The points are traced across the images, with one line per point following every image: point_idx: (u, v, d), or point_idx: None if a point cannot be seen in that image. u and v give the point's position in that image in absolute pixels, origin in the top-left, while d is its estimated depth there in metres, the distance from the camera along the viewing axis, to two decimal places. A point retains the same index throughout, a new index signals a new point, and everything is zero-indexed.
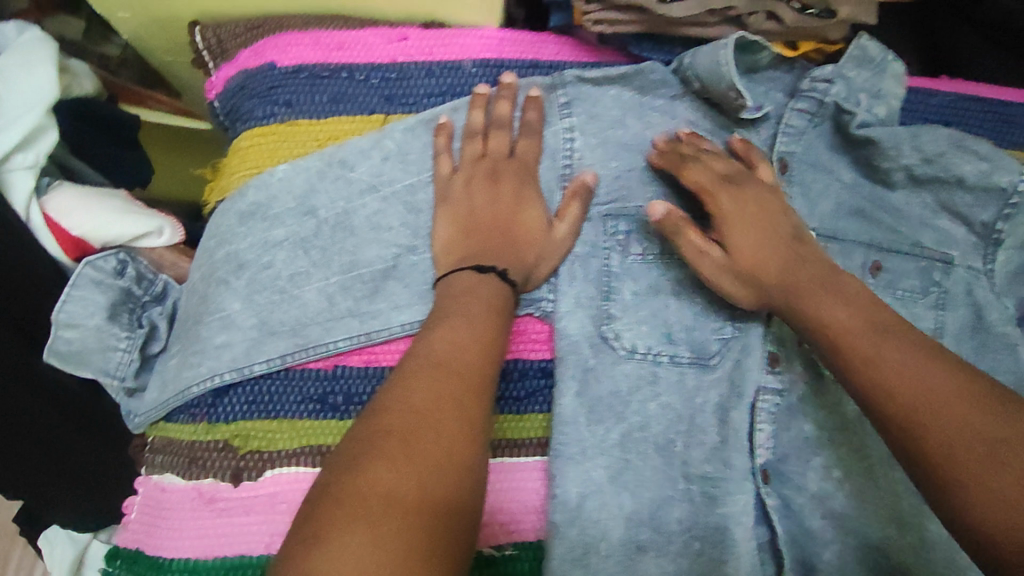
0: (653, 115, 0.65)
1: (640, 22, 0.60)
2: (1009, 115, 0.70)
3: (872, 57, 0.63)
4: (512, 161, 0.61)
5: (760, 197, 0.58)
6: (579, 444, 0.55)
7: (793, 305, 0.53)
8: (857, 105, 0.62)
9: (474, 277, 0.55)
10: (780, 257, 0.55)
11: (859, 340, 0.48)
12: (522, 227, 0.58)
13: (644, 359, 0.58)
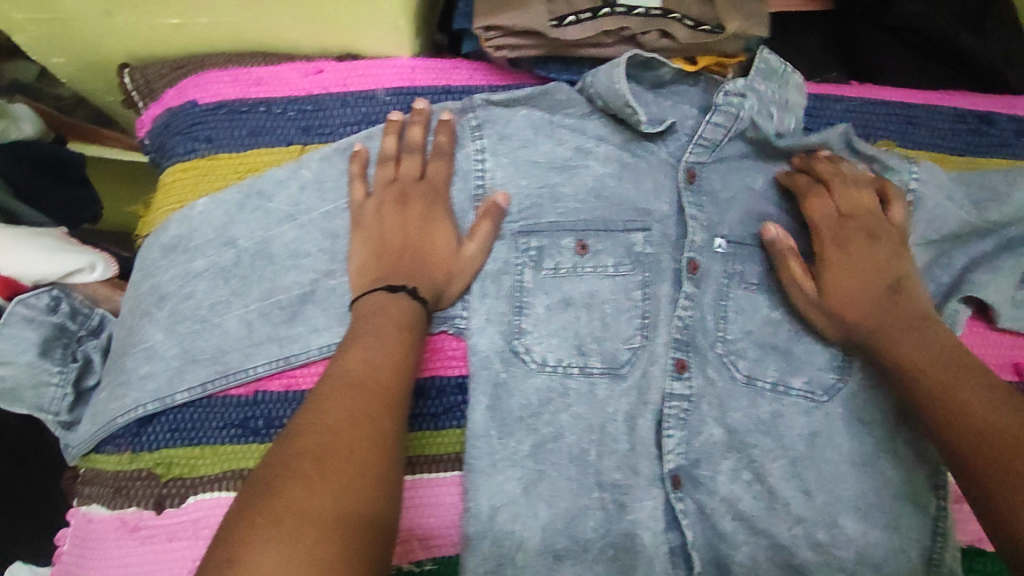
0: (563, 132, 0.67)
1: (540, 46, 0.63)
2: (912, 116, 0.73)
3: (775, 69, 0.65)
4: (422, 184, 0.62)
5: (855, 221, 0.64)
6: (490, 456, 0.58)
7: (877, 334, 0.60)
8: (769, 119, 0.65)
9: (386, 297, 0.56)
10: (862, 286, 0.62)
11: (934, 376, 0.54)
12: (430, 247, 0.60)
13: (554, 371, 0.60)
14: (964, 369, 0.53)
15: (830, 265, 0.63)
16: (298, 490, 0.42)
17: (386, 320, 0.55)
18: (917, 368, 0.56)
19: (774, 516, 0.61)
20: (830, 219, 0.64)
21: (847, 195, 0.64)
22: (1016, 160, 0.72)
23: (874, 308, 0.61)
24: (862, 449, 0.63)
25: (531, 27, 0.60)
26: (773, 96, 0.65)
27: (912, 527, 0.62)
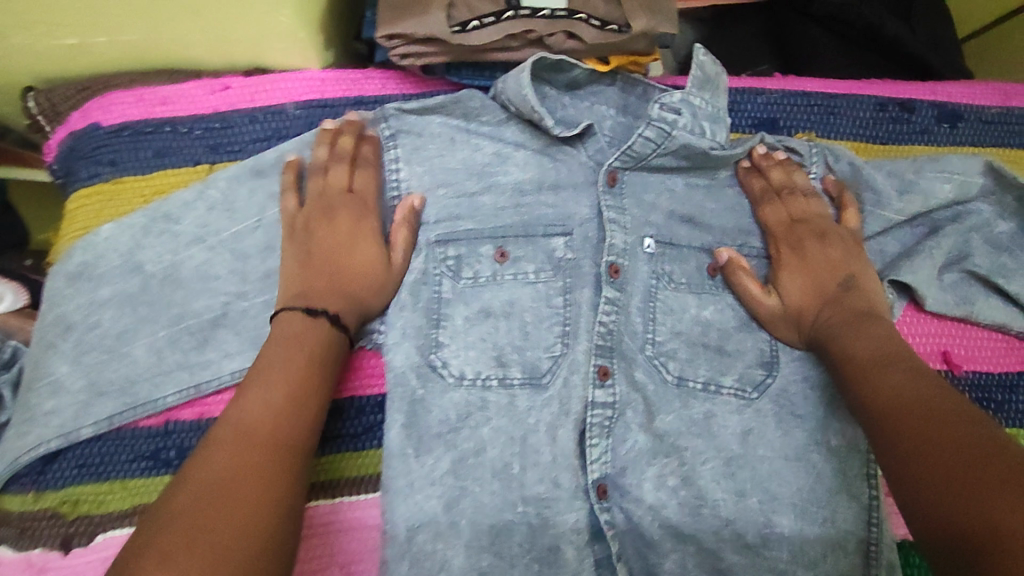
0: (480, 139, 0.65)
1: (445, 53, 0.63)
2: (834, 106, 0.73)
3: (709, 78, 0.65)
4: (349, 195, 0.62)
5: (808, 219, 0.67)
6: (408, 476, 0.57)
7: (818, 328, 0.63)
8: (703, 134, 0.64)
9: (302, 322, 0.55)
10: (810, 280, 0.65)
11: (859, 365, 0.57)
12: (353, 259, 0.60)
13: (473, 385, 0.60)
14: (885, 357, 0.56)
15: (784, 262, 0.67)
16: (179, 549, 0.38)
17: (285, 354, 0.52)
18: (849, 359, 0.58)
19: (705, 519, 0.60)
20: (784, 216, 0.68)
21: (795, 193, 0.68)
22: (939, 148, 0.72)
23: (817, 303, 0.64)
24: (793, 443, 0.62)
25: (432, 35, 0.60)
26: (706, 108, 0.65)
27: (849, 520, 0.60)
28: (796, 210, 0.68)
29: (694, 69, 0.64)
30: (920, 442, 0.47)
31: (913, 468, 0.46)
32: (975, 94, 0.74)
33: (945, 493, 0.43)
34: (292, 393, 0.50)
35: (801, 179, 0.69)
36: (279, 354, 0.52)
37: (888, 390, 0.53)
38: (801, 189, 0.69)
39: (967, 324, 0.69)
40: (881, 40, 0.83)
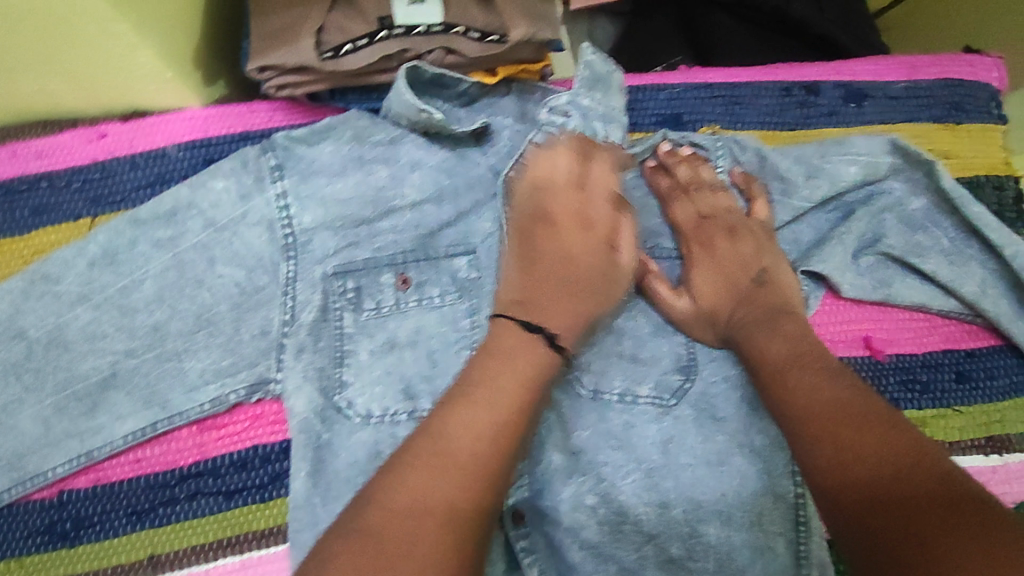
0: (374, 165, 0.62)
1: (322, 80, 0.60)
2: (738, 96, 0.72)
3: (599, 75, 0.63)
4: (577, 183, 0.60)
5: (713, 214, 0.66)
6: (314, 527, 0.54)
7: (731, 328, 0.62)
8: (596, 134, 0.62)
9: (522, 336, 0.52)
10: (720, 277, 0.64)
11: (773, 365, 0.56)
12: (583, 259, 0.58)
13: (380, 423, 0.57)
14: (801, 357, 0.55)
15: (696, 262, 0.65)
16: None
17: (512, 367, 0.50)
18: (764, 359, 0.57)
19: (627, 535, 0.59)
20: (692, 214, 0.66)
21: (701, 189, 0.67)
22: (847, 129, 0.71)
23: (732, 300, 0.63)
24: (715, 447, 0.61)
25: (301, 62, 0.57)
26: (596, 108, 0.63)
27: (775, 520, 0.59)
28: (703, 207, 0.66)
29: (581, 69, 0.63)
30: (835, 442, 0.46)
31: (828, 468, 0.46)
32: (881, 71, 0.73)
33: (858, 497, 0.43)
34: (509, 413, 0.48)
35: (706, 173, 0.67)
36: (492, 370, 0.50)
37: (801, 390, 0.52)
38: (707, 183, 0.67)
39: (889, 307, 0.68)
40: (789, 22, 0.81)
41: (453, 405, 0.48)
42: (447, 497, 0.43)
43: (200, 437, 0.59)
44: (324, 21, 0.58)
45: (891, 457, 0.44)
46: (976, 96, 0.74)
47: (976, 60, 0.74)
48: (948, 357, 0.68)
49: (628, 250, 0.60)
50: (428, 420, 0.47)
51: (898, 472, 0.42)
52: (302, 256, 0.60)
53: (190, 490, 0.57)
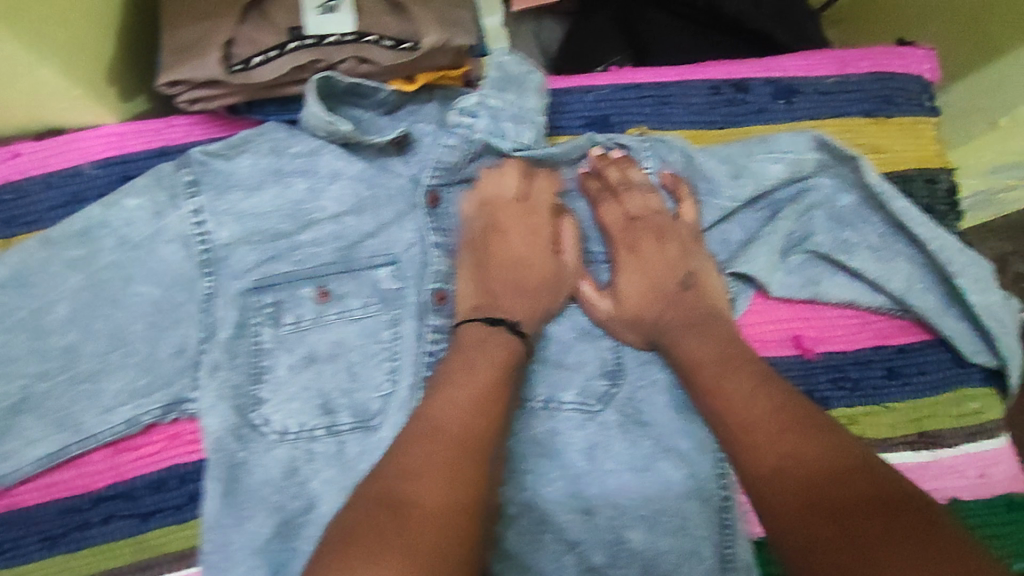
0: (294, 178, 0.60)
1: (234, 94, 0.58)
2: (666, 95, 0.70)
3: (512, 75, 0.62)
4: (523, 203, 0.64)
5: (642, 216, 0.65)
6: (227, 547, 0.54)
7: (661, 334, 0.61)
8: (502, 136, 0.62)
9: (485, 329, 0.58)
10: (649, 279, 0.63)
11: (705, 371, 0.55)
12: (526, 265, 0.63)
13: (298, 439, 0.57)
14: (733, 361, 0.55)
15: (628, 264, 0.64)
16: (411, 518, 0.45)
17: (488, 357, 0.56)
18: (695, 365, 0.56)
19: (546, 544, 0.59)
20: (620, 216, 0.65)
21: (628, 191, 0.65)
22: (777, 126, 0.70)
23: (665, 306, 0.62)
24: (640, 453, 0.60)
25: (209, 77, 0.56)
26: (508, 108, 0.62)
27: (701, 524, 0.59)
28: (632, 209, 0.65)
29: (490, 70, 0.62)
30: (775, 453, 0.46)
31: (768, 478, 0.45)
32: (811, 66, 0.72)
33: (803, 505, 0.42)
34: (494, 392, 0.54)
35: (635, 174, 0.66)
36: (467, 359, 0.56)
37: (735, 398, 0.52)
38: (636, 184, 0.66)
39: (818, 305, 0.68)
40: (725, 18, 0.80)
41: (445, 386, 0.54)
42: (453, 466, 0.48)
43: (116, 458, 0.58)
44: (233, 33, 0.57)
45: (829, 464, 0.44)
46: (909, 89, 0.73)
47: (907, 52, 0.74)
48: (880, 353, 0.67)
49: (571, 254, 0.64)
50: (427, 401, 0.54)
51: (846, 470, 0.43)
52: (222, 271, 0.59)
53: (105, 513, 0.58)
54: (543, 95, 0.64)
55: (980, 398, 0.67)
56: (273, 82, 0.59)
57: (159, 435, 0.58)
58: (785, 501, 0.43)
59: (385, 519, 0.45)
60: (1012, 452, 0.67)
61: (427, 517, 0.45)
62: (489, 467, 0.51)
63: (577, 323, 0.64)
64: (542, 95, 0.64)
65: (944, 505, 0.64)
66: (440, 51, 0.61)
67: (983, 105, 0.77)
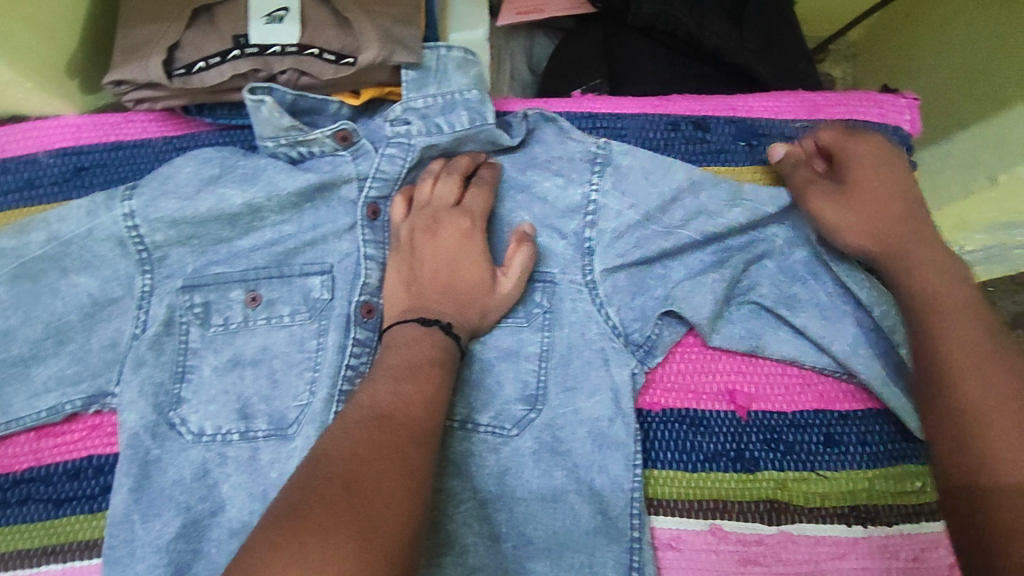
0: (227, 186, 0.61)
1: (180, 95, 0.63)
2: (620, 129, 0.69)
3: (429, 68, 0.64)
4: (456, 210, 0.62)
5: (893, 180, 0.60)
6: (129, 545, 0.55)
7: (929, 316, 0.54)
8: (438, 132, 0.63)
9: (418, 330, 0.58)
10: (947, 266, 0.56)
11: (977, 382, 0.50)
12: (457, 270, 0.61)
13: (211, 441, 0.58)
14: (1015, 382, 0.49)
15: (861, 219, 0.58)
16: (358, 506, 0.44)
17: (424, 356, 0.56)
18: (979, 411, 0.49)
19: (444, 568, 0.56)
20: (843, 180, 0.60)
21: (868, 160, 0.60)
22: (735, 169, 0.68)
23: (953, 312, 0.53)
24: (550, 482, 0.58)
25: (151, 80, 0.60)
26: (435, 103, 0.63)
27: (608, 565, 0.56)
28: (869, 173, 0.59)
29: (405, 70, 0.63)
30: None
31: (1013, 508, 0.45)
32: (779, 108, 0.70)
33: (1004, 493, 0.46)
34: (432, 384, 0.54)
35: (857, 147, 0.61)
36: (400, 357, 0.56)
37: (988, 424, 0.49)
38: (860, 154, 0.61)
39: (757, 359, 0.63)
40: (704, 49, 0.78)
41: (383, 377, 0.54)
42: (399, 456, 0.48)
43: (39, 443, 0.61)
44: (180, 39, 0.61)
45: None
46: (883, 141, 0.70)
47: (886, 101, 0.71)
48: (820, 418, 0.62)
49: (512, 276, 0.61)
50: (366, 392, 0.53)
51: None
52: (161, 271, 0.61)
53: (22, 495, 0.61)
54: (470, 68, 0.65)
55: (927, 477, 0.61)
56: (218, 86, 0.63)
57: (79, 425, 0.61)
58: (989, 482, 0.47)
59: (336, 501, 0.44)
60: None
61: (375, 507, 0.44)
62: (428, 457, 0.50)
63: (513, 342, 0.62)
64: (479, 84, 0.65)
65: None
66: (378, 67, 0.62)
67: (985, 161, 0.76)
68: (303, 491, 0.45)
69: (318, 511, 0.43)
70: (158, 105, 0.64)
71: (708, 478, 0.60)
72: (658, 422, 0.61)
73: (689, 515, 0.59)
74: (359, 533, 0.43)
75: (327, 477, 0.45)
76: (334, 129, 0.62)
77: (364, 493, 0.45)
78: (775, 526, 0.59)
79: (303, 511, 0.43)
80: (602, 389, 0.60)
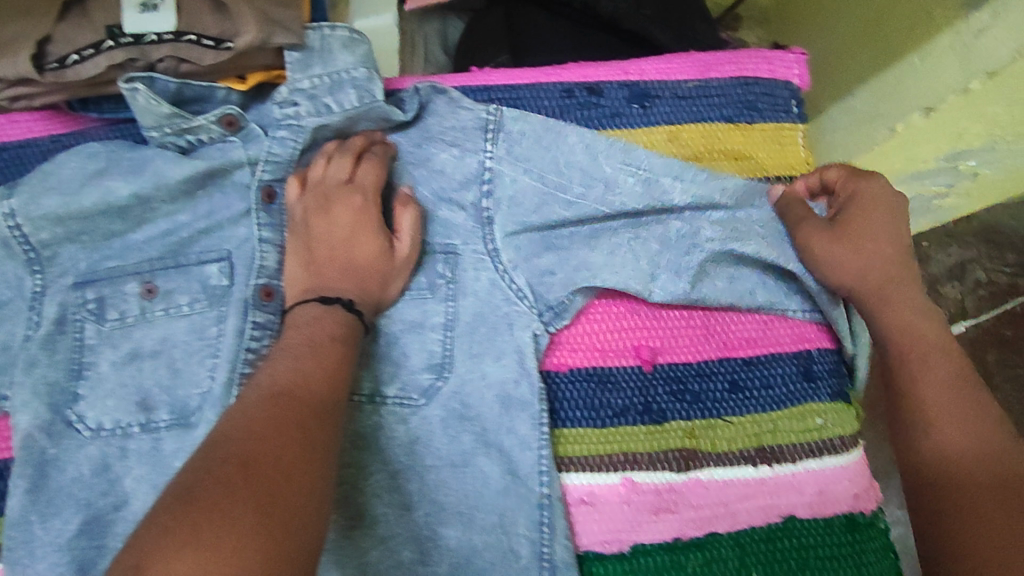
0: (113, 179, 0.60)
1: (58, 91, 0.62)
2: (516, 99, 0.69)
3: (314, 48, 0.63)
4: (349, 186, 0.62)
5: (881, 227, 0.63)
6: (28, 546, 0.55)
7: (905, 361, 0.60)
8: (327, 112, 0.63)
9: (319, 309, 0.57)
10: (927, 319, 0.62)
11: (947, 424, 0.56)
12: (353, 244, 0.61)
13: (111, 436, 0.57)
14: (981, 426, 0.56)
15: (858, 258, 0.62)
16: (256, 483, 0.43)
17: (324, 332, 0.55)
18: (944, 445, 0.56)
19: (355, 540, 0.56)
20: (840, 219, 0.64)
21: (871, 204, 0.64)
22: (631, 131, 0.69)
23: (931, 356, 0.59)
24: (459, 447, 0.59)
25: (23, 75, 0.59)
26: (322, 83, 0.63)
27: (519, 524, 0.57)
28: (862, 217, 0.63)
29: (288, 53, 0.62)
30: (990, 517, 0.51)
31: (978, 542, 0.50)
32: (671, 69, 0.70)
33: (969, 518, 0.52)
34: (334, 362, 0.54)
35: (869, 187, 0.64)
36: (300, 335, 0.55)
37: (962, 443, 0.55)
38: (871, 196, 0.64)
39: (658, 311, 0.64)
40: (601, 18, 0.79)
41: (286, 357, 0.53)
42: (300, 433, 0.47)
43: None
44: (52, 31, 0.59)
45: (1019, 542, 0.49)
46: (774, 96, 0.71)
47: (775, 56, 0.71)
48: (725, 365, 0.63)
49: (408, 244, 0.62)
50: (265, 374, 0.52)
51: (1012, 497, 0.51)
52: (51, 270, 0.59)
53: None
54: (356, 47, 0.64)
55: (826, 414, 0.63)
56: (96, 78, 0.61)
57: None
58: (955, 512, 0.52)
59: (231, 480, 0.43)
60: (864, 471, 0.64)
61: (273, 484, 0.44)
62: (332, 432, 0.50)
63: (418, 314, 0.62)
64: (368, 62, 0.64)
65: (779, 522, 0.60)
66: (260, 50, 0.61)
67: (884, 110, 0.80)
68: (196, 472, 0.43)
69: (211, 491, 0.42)
70: (38, 101, 0.63)
71: (618, 433, 0.61)
72: (566, 382, 0.62)
73: (601, 471, 0.60)
74: (256, 509, 0.42)
75: (223, 458, 0.44)
76: (218, 113, 0.61)
77: (262, 472, 0.44)
78: (684, 473, 0.60)
79: (195, 488, 0.42)
80: (508, 353, 0.60)
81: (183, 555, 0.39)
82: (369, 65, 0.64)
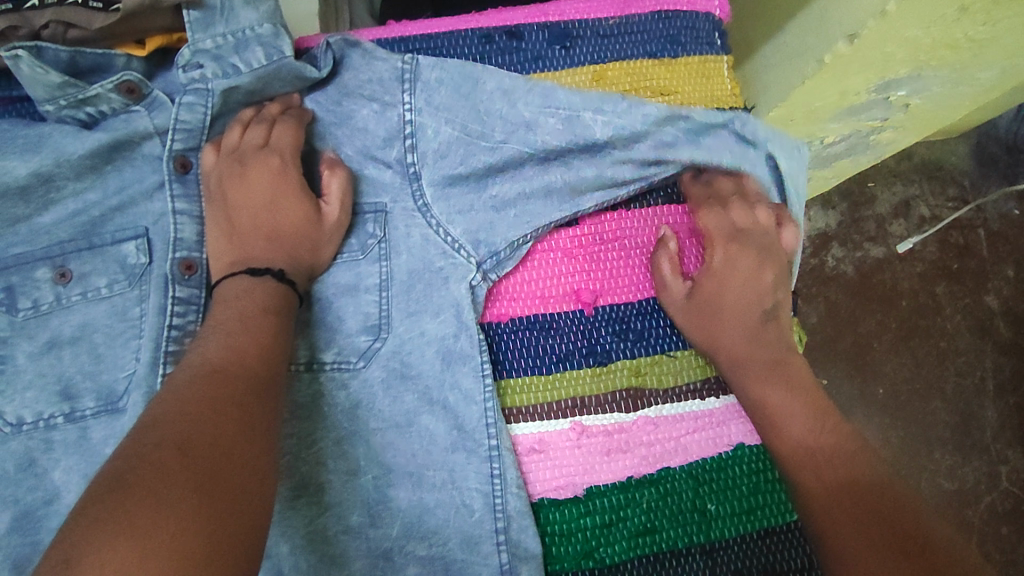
0: (8, 159, 0.56)
1: None
2: (433, 48, 0.67)
3: (212, 6, 0.59)
4: (264, 151, 0.59)
5: (746, 300, 0.62)
6: None
7: (761, 370, 0.60)
8: (235, 74, 0.60)
9: (248, 281, 0.54)
10: (753, 342, 0.61)
11: (791, 421, 0.57)
12: (275, 211, 0.58)
13: (34, 429, 0.54)
14: (825, 429, 0.55)
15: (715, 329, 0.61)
16: (195, 465, 0.40)
17: (257, 305, 0.53)
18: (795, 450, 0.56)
19: (300, 510, 0.55)
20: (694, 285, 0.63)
21: (733, 268, 0.63)
22: (554, 74, 0.67)
23: (761, 375, 0.59)
24: (403, 408, 0.58)
25: None
26: (226, 43, 0.59)
27: (470, 478, 0.57)
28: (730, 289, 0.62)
29: (185, 12, 0.58)
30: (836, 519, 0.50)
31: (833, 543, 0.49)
32: (590, 8, 0.68)
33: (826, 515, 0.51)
34: (269, 336, 0.51)
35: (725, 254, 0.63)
36: (230, 310, 0.52)
37: (808, 442, 0.55)
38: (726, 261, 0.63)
39: (596, 255, 0.63)
40: None
41: (218, 333, 0.50)
42: (236, 411, 0.45)
43: None
44: None
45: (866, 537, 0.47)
46: (696, 29, 0.70)
47: None
48: None
49: (336, 204, 0.59)
50: (193, 353, 0.49)
51: (855, 489, 0.51)
52: None
53: None
54: (259, 1, 0.60)
55: None
56: None
57: None
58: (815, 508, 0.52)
59: (165, 464, 0.40)
60: None
61: (212, 464, 0.41)
62: (270, 405, 0.47)
63: (351, 279, 0.60)
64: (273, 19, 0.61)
65: (728, 452, 0.61)
66: (156, 10, 0.58)
67: (811, 43, 0.79)
68: (125, 461, 0.40)
69: (147, 478, 0.39)
70: None
71: (563, 378, 0.61)
72: (507, 332, 0.61)
73: (549, 418, 0.60)
74: (196, 493, 0.39)
75: (155, 444, 0.41)
76: (116, 79, 0.57)
77: (200, 454, 0.41)
78: (632, 412, 0.61)
79: (127, 476, 0.39)
80: (446, 308, 0.59)
81: (118, 546, 0.36)
82: (275, 20, 0.61)
